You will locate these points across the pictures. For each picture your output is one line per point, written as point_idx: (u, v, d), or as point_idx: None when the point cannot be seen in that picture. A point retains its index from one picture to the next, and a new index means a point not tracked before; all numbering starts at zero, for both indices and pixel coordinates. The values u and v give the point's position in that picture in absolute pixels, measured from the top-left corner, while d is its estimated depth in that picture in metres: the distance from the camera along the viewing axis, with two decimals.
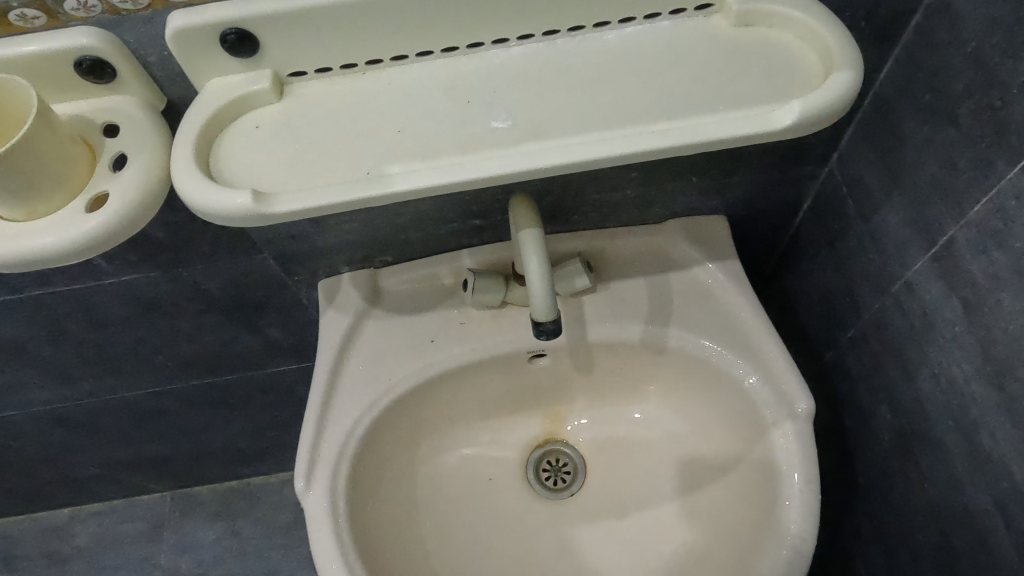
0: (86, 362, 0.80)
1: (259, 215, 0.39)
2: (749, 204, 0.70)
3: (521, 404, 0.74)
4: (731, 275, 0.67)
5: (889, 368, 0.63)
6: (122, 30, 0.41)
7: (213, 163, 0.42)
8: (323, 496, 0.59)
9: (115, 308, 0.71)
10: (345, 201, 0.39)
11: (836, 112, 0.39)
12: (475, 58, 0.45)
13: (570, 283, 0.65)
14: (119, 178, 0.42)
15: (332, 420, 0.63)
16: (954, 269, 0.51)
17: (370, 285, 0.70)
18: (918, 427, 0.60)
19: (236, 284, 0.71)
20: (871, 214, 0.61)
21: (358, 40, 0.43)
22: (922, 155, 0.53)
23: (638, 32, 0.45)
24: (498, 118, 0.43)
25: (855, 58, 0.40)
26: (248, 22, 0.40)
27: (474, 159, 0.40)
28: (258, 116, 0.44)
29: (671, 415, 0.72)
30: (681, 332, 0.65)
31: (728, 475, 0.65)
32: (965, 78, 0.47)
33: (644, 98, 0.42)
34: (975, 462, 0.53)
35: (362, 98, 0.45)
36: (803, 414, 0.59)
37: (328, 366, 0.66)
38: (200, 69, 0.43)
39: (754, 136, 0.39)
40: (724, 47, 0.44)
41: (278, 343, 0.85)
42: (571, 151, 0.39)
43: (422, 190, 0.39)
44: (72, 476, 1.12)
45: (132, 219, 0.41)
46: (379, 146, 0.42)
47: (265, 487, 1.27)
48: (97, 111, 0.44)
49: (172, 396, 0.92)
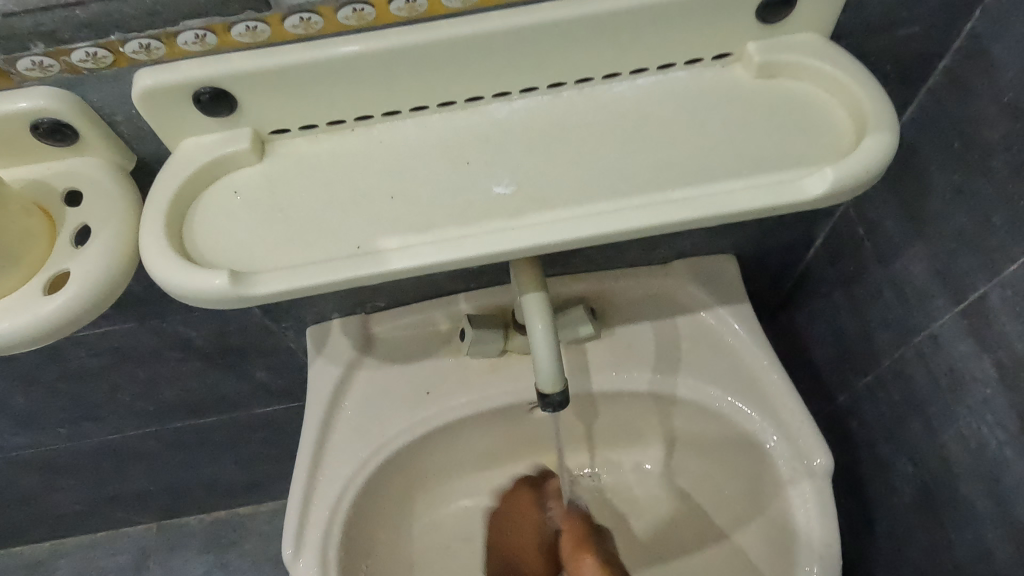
0: (60, 408, 0.76)
1: (237, 298, 0.35)
2: (760, 244, 0.67)
3: (522, 453, 0.70)
4: (741, 320, 0.63)
5: (911, 420, 0.59)
6: (84, 89, 0.37)
7: (188, 233, 0.38)
8: (314, 564, 0.56)
9: (90, 356, 0.66)
10: (333, 281, 0.35)
11: (870, 179, 0.36)
12: (475, 113, 0.41)
13: (574, 330, 0.61)
14: (82, 253, 0.38)
15: (322, 480, 0.59)
16: (985, 328, 0.48)
17: (361, 332, 0.66)
18: (943, 486, 0.57)
19: (219, 330, 0.67)
20: (891, 260, 0.58)
21: (346, 98, 0.39)
22: (950, 206, 0.49)
23: (651, 83, 0.42)
24: (500, 182, 0.39)
25: (891, 120, 0.37)
26: (224, 80, 0.36)
27: (475, 232, 0.37)
28: (237, 179, 0.40)
29: (679, 466, 0.68)
30: (691, 382, 0.61)
31: (741, 531, 0.62)
32: (1000, 129, 0.44)
33: (660, 160, 0.39)
34: (1006, 531, 0.50)
35: (351, 160, 0.41)
36: (820, 471, 0.56)
37: (317, 422, 0.61)
38: (172, 128, 0.39)
39: (783, 206, 0.36)
40: (745, 102, 0.40)
41: (265, 384, 0.80)
42: (583, 224, 0.36)
43: (419, 268, 0.36)
44: (50, 514, 1.06)
45: (98, 299, 0.38)
46: (370, 214, 0.39)
47: (254, 518, 1.21)
48: (58, 176, 0.40)
49: (153, 437, 0.87)
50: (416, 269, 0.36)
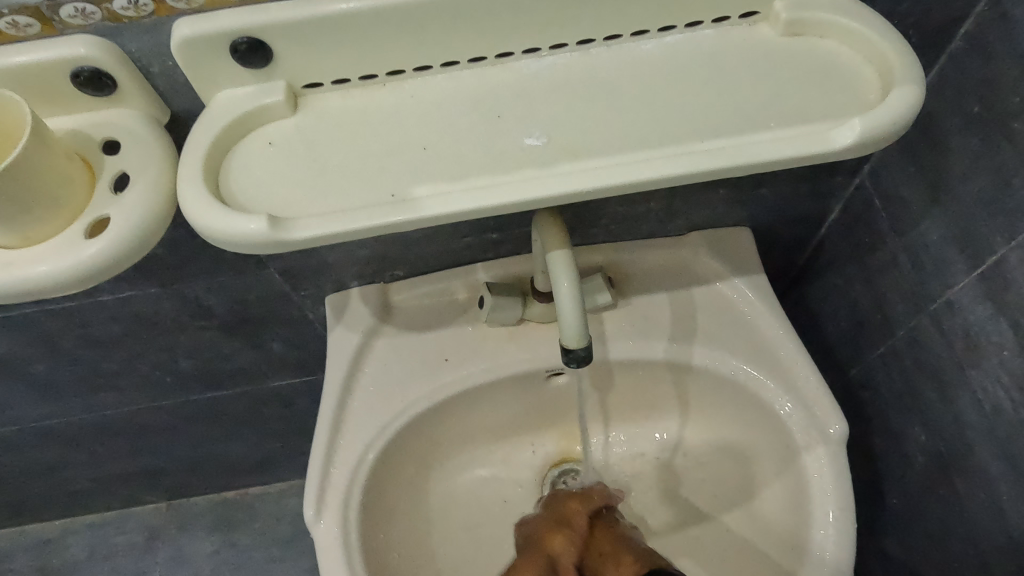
0: (79, 378, 0.76)
1: (276, 242, 0.36)
2: (776, 216, 0.67)
3: (537, 422, 0.71)
4: (758, 290, 0.64)
5: (925, 387, 0.60)
6: (123, 39, 0.38)
7: (223, 181, 0.39)
8: (336, 526, 0.56)
9: (112, 322, 0.67)
10: (368, 227, 0.36)
11: (898, 131, 0.37)
12: (504, 69, 0.42)
13: (592, 299, 0.61)
14: (120, 201, 0.39)
15: (342, 444, 0.60)
16: (1003, 290, 0.49)
17: (381, 301, 0.66)
18: (957, 451, 0.57)
19: (239, 298, 0.68)
20: (907, 229, 0.58)
21: (379, 49, 0.39)
22: (968, 170, 0.50)
23: (678, 41, 0.42)
24: (531, 134, 0.40)
25: (917, 74, 0.37)
26: (261, 30, 0.37)
27: (508, 180, 0.37)
28: (271, 132, 0.41)
29: (694, 437, 0.69)
30: (708, 349, 0.62)
31: (756, 498, 0.63)
32: (1021, 90, 0.44)
33: (690, 113, 0.39)
34: (1021, 491, 0.51)
35: (383, 113, 0.41)
36: (836, 437, 0.56)
37: (338, 387, 0.62)
38: (208, 80, 0.39)
39: (811, 157, 0.36)
40: (772, 59, 0.41)
41: (282, 356, 0.81)
42: (616, 172, 0.36)
43: (452, 214, 0.36)
44: (63, 490, 1.07)
45: (135, 246, 0.39)
46: (404, 165, 0.39)
47: (265, 497, 1.21)
48: (96, 127, 0.41)
49: (169, 411, 0.88)
50: (450, 216, 0.37)
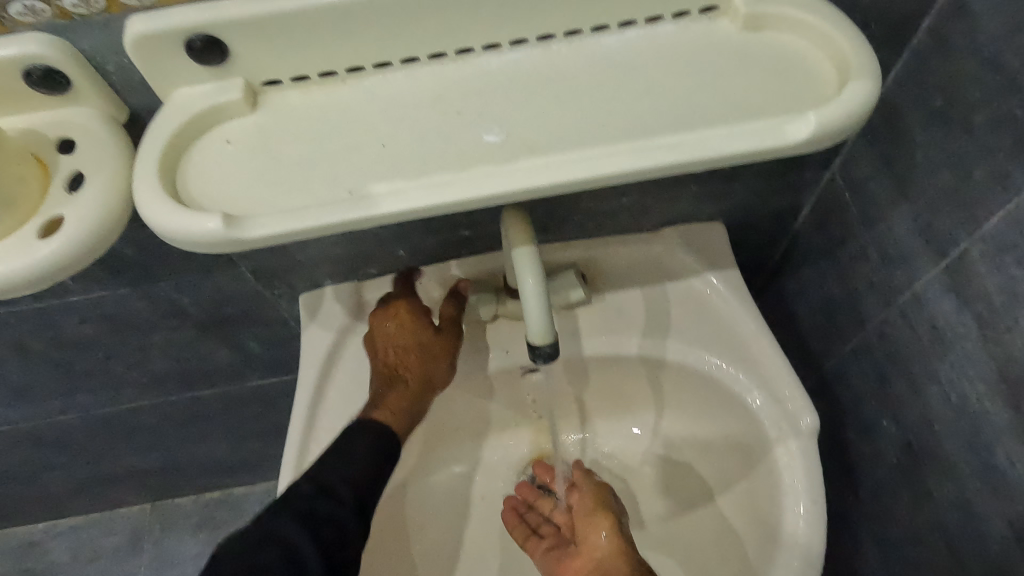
0: (54, 380, 0.75)
1: (231, 240, 0.36)
2: (749, 211, 0.67)
3: (513, 418, 0.71)
4: (731, 284, 0.64)
5: (895, 380, 0.61)
6: (75, 36, 0.37)
7: (181, 180, 0.38)
8: None
9: (84, 323, 0.67)
10: (325, 225, 0.36)
11: (852, 125, 0.37)
12: (464, 65, 0.42)
13: (565, 295, 0.61)
14: (76, 200, 0.39)
15: (316, 444, 0.59)
16: (966, 282, 0.49)
17: (354, 299, 0.66)
18: (925, 442, 0.58)
19: (211, 297, 0.67)
20: (876, 223, 0.58)
21: (337, 46, 0.39)
22: (933, 164, 0.50)
23: (638, 36, 0.42)
24: (491, 130, 0.40)
25: (872, 68, 0.38)
26: (215, 27, 0.37)
27: (466, 176, 0.37)
28: (230, 129, 0.41)
29: (669, 431, 0.70)
30: (680, 343, 0.62)
31: (729, 491, 0.63)
32: (982, 84, 0.44)
33: (649, 107, 0.40)
34: (987, 482, 0.51)
35: (344, 110, 0.41)
36: (807, 430, 0.57)
37: (311, 386, 0.62)
38: (163, 77, 0.39)
39: (767, 151, 0.37)
40: (731, 53, 0.41)
41: (259, 355, 0.81)
42: (573, 168, 0.36)
43: (409, 212, 0.36)
44: (45, 493, 1.06)
45: (91, 244, 0.39)
46: (363, 163, 0.39)
47: (248, 497, 1.21)
48: (52, 125, 0.41)
49: (148, 412, 0.87)
50: (406, 213, 0.36)
